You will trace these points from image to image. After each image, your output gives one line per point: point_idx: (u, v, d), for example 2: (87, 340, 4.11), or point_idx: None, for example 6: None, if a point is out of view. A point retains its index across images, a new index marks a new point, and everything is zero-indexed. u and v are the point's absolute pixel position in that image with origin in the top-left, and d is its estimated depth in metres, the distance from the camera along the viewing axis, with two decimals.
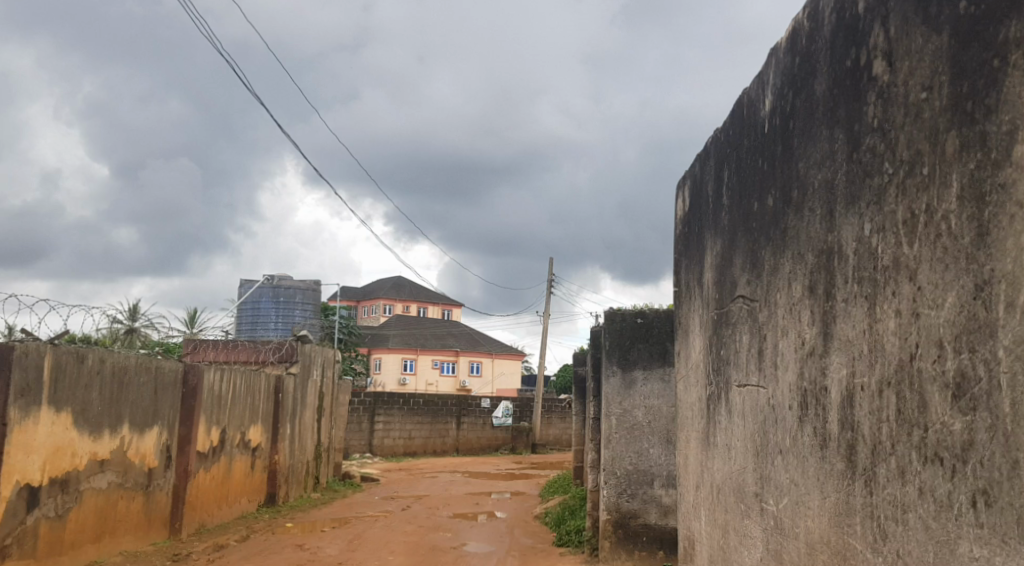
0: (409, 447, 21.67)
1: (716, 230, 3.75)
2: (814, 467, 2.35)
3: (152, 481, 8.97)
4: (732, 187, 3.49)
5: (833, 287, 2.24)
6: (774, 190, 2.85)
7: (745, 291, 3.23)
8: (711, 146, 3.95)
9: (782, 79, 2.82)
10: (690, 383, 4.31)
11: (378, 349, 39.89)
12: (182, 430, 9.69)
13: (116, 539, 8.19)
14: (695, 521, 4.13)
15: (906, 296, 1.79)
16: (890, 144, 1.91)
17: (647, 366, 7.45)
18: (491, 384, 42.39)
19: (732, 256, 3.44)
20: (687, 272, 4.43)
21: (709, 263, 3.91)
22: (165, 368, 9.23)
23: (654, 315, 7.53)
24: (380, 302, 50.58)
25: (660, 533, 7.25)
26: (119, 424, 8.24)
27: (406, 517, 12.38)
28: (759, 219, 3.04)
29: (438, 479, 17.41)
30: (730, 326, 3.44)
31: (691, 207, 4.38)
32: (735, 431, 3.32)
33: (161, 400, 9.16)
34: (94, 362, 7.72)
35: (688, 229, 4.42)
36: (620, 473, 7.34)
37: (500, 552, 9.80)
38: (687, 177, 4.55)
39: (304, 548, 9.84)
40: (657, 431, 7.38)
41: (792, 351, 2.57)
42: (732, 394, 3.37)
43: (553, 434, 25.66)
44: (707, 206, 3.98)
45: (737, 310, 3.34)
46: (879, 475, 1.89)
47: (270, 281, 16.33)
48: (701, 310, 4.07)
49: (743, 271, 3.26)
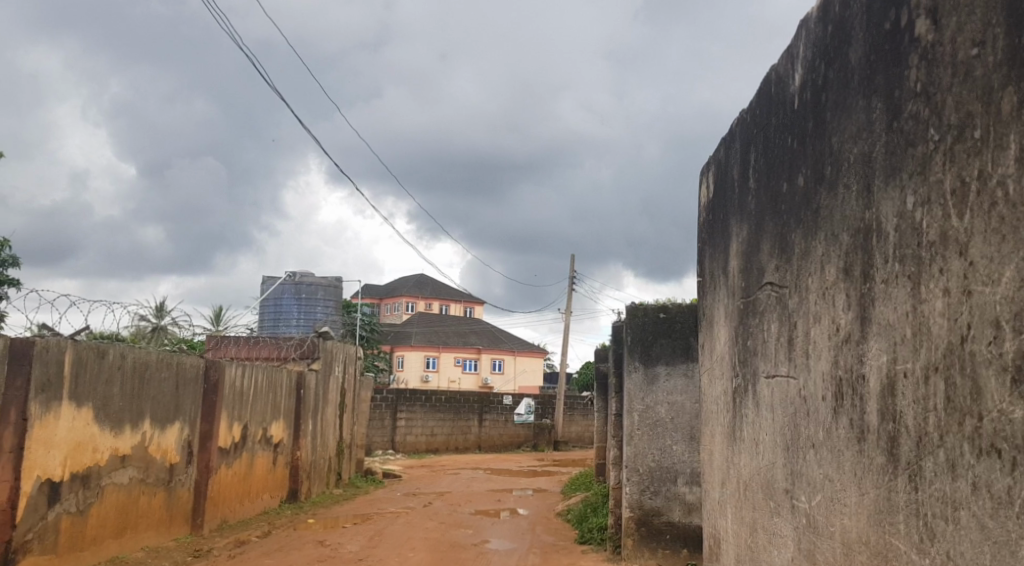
0: (432, 444, 21.60)
1: (742, 216, 3.59)
2: (851, 461, 2.20)
3: (174, 476, 8.93)
4: (758, 169, 3.34)
5: (871, 267, 2.08)
6: (804, 169, 2.69)
7: (774, 277, 3.07)
8: (737, 127, 3.79)
9: (813, 51, 2.66)
10: (715, 376, 4.15)
11: (401, 347, 39.87)
12: (203, 425, 9.65)
13: (137, 535, 8.15)
14: (721, 519, 3.99)
15: (957, 272, 1.64)
16: (936, 109, 1.75)
17: (669, 362, 7.28)
18: (513, 381, 42.33)
19: (760, 241, 3.28)
20: (712, 261, 4.27)
21: (735, 250, 3.75)
22: (186, 364, 9.17)
23: (677, 309, 7.34)
24: (403, 301, 50.67)
25: (684, 531, 7.10)
26: (140, 419, 8.19)
27: (428, 514, 12.29)
28: (788, 201, 2.88)
29: (461, 476, 17.33)
30: (757, 316, 3.28)
31: (716, 193, 4.22)
32: (763, 424, 3.16)
33: (181, 396, 9.11)
34: (115, 357, 7.68)
35: (713, 216, 4.26)
36: (643, 471, 7.20)
37: (522, 550, 9.67)
38: (711, 161, 4.39)
39: (325, 544, 9.75)
40: (680, 428, 7.21)
41: (826, 339, 2.41)
42: (760, 386, 3.21)
43: (576, 431, 25.58)
44: (732, 190, 3.82)
45: (766, 298, 3.17)
46: (924, 469, 1.74)
47: (292, 277, 16.26)
48: (726, 300, 3.92)
49: (772, 256, 3.09)
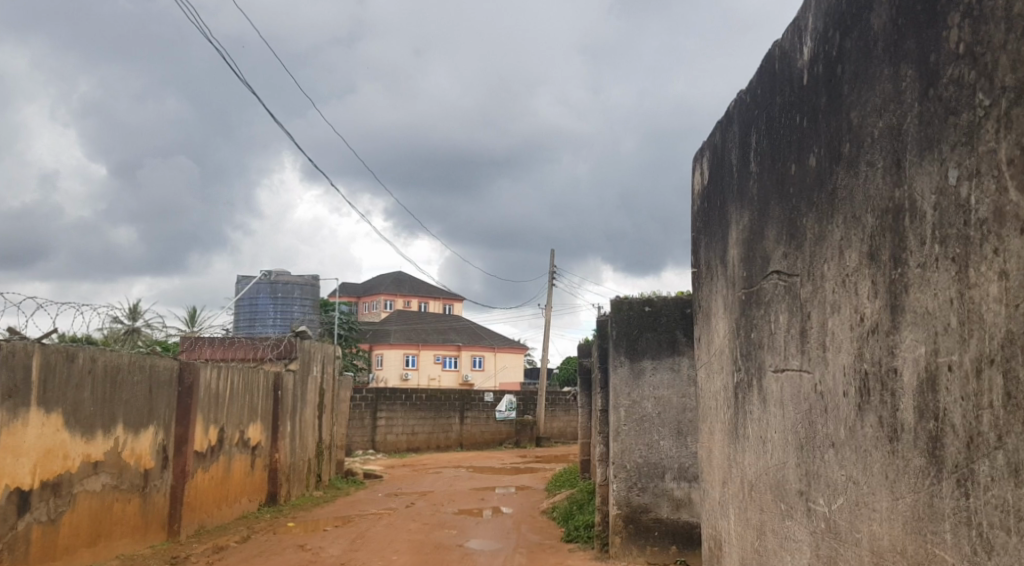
0: (412, 443, 21.36)
1: (743, 202, 3.41)
2: (881, 463, 2.02)
3: (149, 482, 8.65)
4: (761, 151, 3.15)
5: (902, 249, 1.90)
6: (817, 148, 2.51)
7: (780, 265, 2.89)
8: (734, 109, 3.61)
9: (825, 20, 2.48)
10: (714, 370, 3.98)
11: (380, 345, 39.54)
12: (179, 429, 9.37)
13: (111, 544, 7.86)
14: (722, 519, 3.81)
15: (1017, 252, 1.47)
16: (986, 72, 1.57)
17: (656, 356, 7.11)
18: (493, 377, 42.15)
19: (764, 227, 3.10)
20: (708, 251, 4.09)
21: (735, 238, 3.57)
22: (159, 367, 8.90)
23: (663, 302, 7.16)
24: (381, 299, 50.33)
25: (673, 527, 6.92)
26: (113, 424, 7.92)
27: (410, 515, 12.07)
28: (797, 183, 2.69)
29: (443, 475, 17.12)
30: (762, 307, 3.10)
31: (711, 179, 4.04)
32: (771, 422, 2.99)
33: (155, 400, 8.83)
34: (85, 360, 7.41)
35: (709, 204, 4.08)
36: (630, 467, 7.02)
37: (508, 549, 9.47)
38: (706, 146, 4.21)
39: (305, 548, 9.50)
40: (667, 423, 7.04)
41: (848, 330, 2.23)
42: (767, 381, 3.03)
43: (558, 427, 25.44)
44: (730, 175, 3.64)
45: (772, 288, 2.99)
46: (980, 473, 1.57)
47: (268, 276, 15.96)
48: (726, 290, 3.74)
49: (778, 243, 2.91)
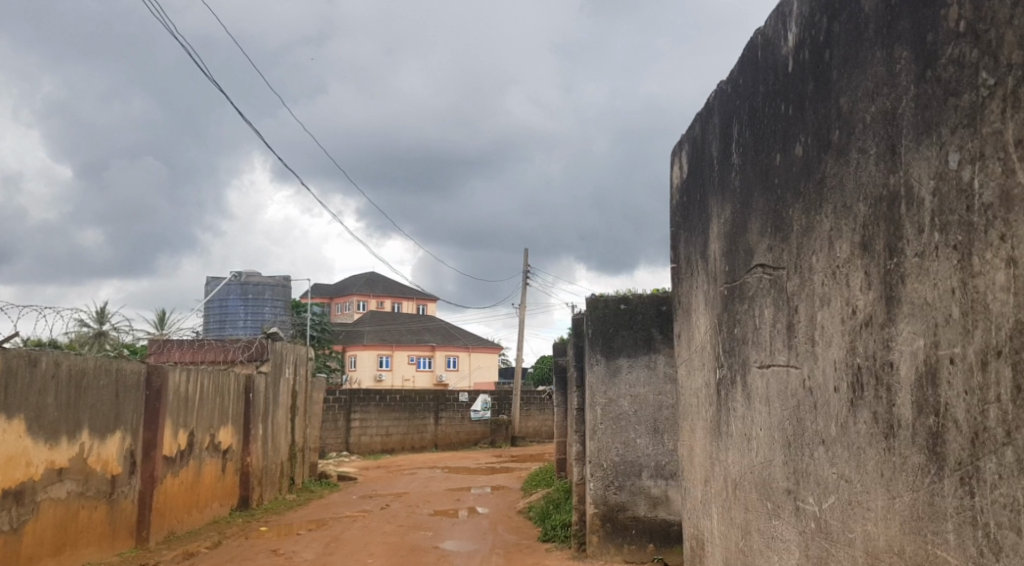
0: (387, 444, 21.19)
1: (725, 195, 3.34)
2: (875, 460, 1.94)
3: (116, 488, 8.45)
4: (743, 142, 3.08)
5: (898, 238, 1.83)
6: (803, 137, 2.44)
7: (765, 259, 2.82)
8: (714, 101, 3.54)
9: (811, 5, 2.41)
10: (694, 367, 3.91)
11: (353, 346, 39.27)
12: (147, 433, 9.17)
13: (77, 552, 7.67)
14: (704, 518, 3.74)
15: None
16: (990, 49, 1.51)
17: (632, 354, 7.05)
18: (468, 377, 42.02)
19: (747, 219, 3.03)
20: (688, 246, 4.02)
21: (716, 232, 3.50)
22: (126, 371, 8.70)
23: (638, 300, 7.09)
24: (353, 300, 50.02)
25: (650, 525, 6.85)
26: (78, 430, 7.72)
27: (385, 517, 11.93)
28: (783, 174, 2.62)
29: (417, 476, 16.98)
30: (746, 301, 3.03)
31: (691, 172, 3.97)
32: (755, 419, 2.92)
33: (122, 404, 8.63)
34: (48, 364, 7.22)
35: (688, 198, 4.01)
36: (606, 466, 6.95)
37: (484, 550, 9.37)
38: (685, 139, 4.14)
39: (278, 553, 9.34)
40: (644, 420, 6.97)
41: (838, 324, 2.16)
42: (751, 377, 2.96)
43: (533, 426, 25.39)
44: (711, 168, 3.56)
45: (756, 281, 2.92)
46: (987, 471, 1.50)
47: (238, 277, 15.73)
48: (707, 285, 3.66)
49: (762, 235, 2.84)
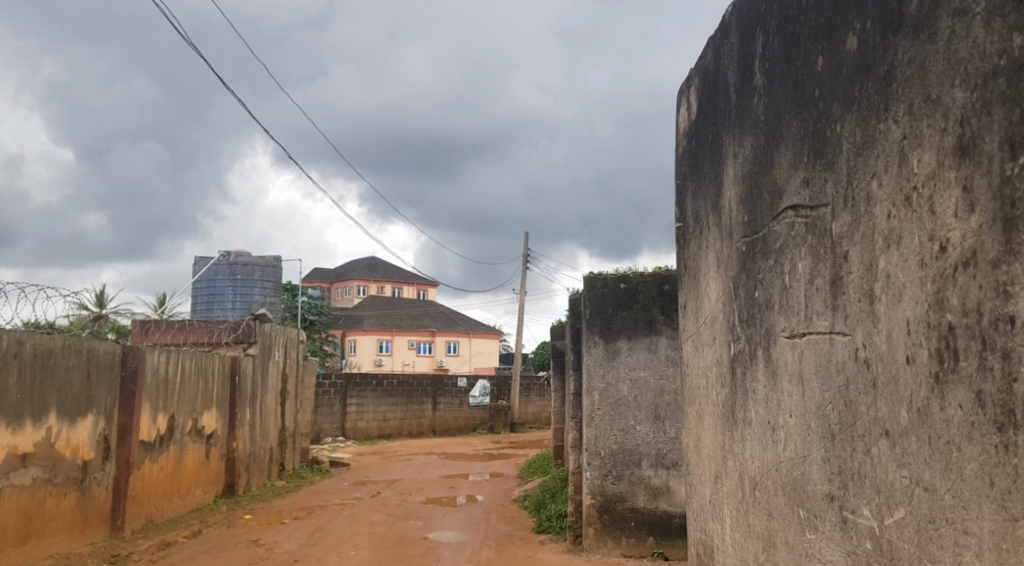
0: (383, 430, 20.63)
1: (743, 129, 2.72)
2: (980, 462, 1.34)
3: (88, 475, 7.85)
4: (770, 55, 2.45)
5: None
6: (861, 23, 1.81)
7: (799, 198, 2.19)
8: (732, 16, 2.90)
9: None
10: (703, 343, 3.30)
11: (353, 331, 38.70)
12: (121, 417, 8.54)
13: (44, 543, 7.09)
14: (715, 521, 3.13)
15: None
16: None
17: (632, 336, 6.43)
18: (469, 362, 41.47)
19: (775, 151, 2.39)
20: (697, 201, 3.39)
21: (731, 177, 2.88)
22: (99, 351, 8.09)
23: (639, 278, 6.44)
24: (354, 284, 49.50)
25: (650, 517, 6.25)
26: (44, 413, 7.14)
27: (375, 505, 11.37)
28: (827, 79, 1.99)
29: (413, 462, 16.40)
30: (772, 256, 2.40)
31: (700, 111, 3.33)
32: (783, 403, 2.30)
33: (94, 386, 8.02)
34: (9, 343, 6.67)
35: (698, 143, 3.37)
36: (604, 454, 6.34)
37: (476, 542, 8.77)
38: (694, 74, 3.49)
39: (257, 544, 8.74)
40: (644, 407, 6.36)
41: (914, 269, 1.54)
42: (777, 350, 2.35)
43: (532, 412, 24.86)
44: (727, 99, 2.93)
45: (785, 229, 2.29)
46: None
47: (226, 257, 15.14)
48: (720, 243, 3.04)
49: (796, 167, 2.21)
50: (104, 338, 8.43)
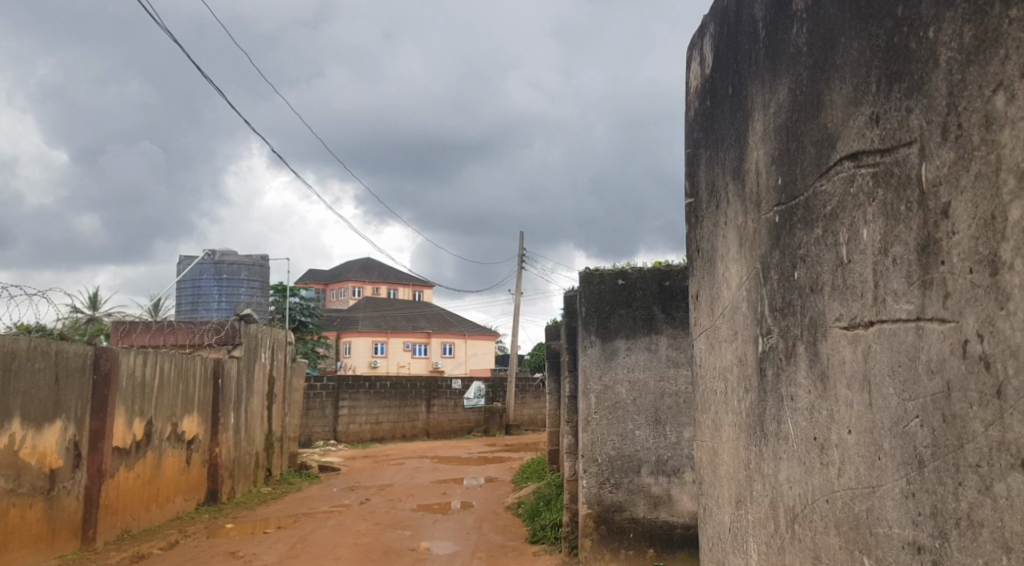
0: (376, 433, 20.07)
1: (776, 70, 2.18)
2: None
3: (56, 483, 7.27)
4: None
5: None
6: None
7: (860, 144, 1.65)
8: None
9: None
10: (721, 339, 2.75)
11: (348, 333, 38.15)
12: (94, 423, 7.97)
13: (6, 556, 6.51)
14: (737, 550, 2.57)
15: None
16: None
17: (631, 334, 5.87)
18: (465, 363, 40.92)
19: (822, 87, 1.86)
20: (714, 170, 2.83)
21: (758, 134, 2.34)
22: (67, 353, 7.52)
23: (638, 274, 5.90)
24: (349, 285, 48.94)
25: (649, 528, 5.70)
26: (6, 418, 6.56)
27: (363, 512, 10.80)
28: None
29: (404, 466, 15.84)
30: (819, 224, 1.87)
31: (717, 63, 2.78)
32: (836, 412, 1.76)
33: (63, 390, 7.45)
34: None
35: (714, 100, 2.82)
36: (602, 461, 5.79)
37: (466, 553, 8.21)
38: (710, 19, 2.92)
39: (236, 556, 8.18)
40: (643, 410, 5.80)
41: None
42: (829, 343, 1.80)
43: (528, 414, 24.35)
44: (752, 37, 2.39)
45: (839, 184, 1.75)
46: None
47: (211, 255, 14.55)
48: (743, 217, 2.50)
49: (856, 102, 1.66)
50: (74, 339, 7.86)
